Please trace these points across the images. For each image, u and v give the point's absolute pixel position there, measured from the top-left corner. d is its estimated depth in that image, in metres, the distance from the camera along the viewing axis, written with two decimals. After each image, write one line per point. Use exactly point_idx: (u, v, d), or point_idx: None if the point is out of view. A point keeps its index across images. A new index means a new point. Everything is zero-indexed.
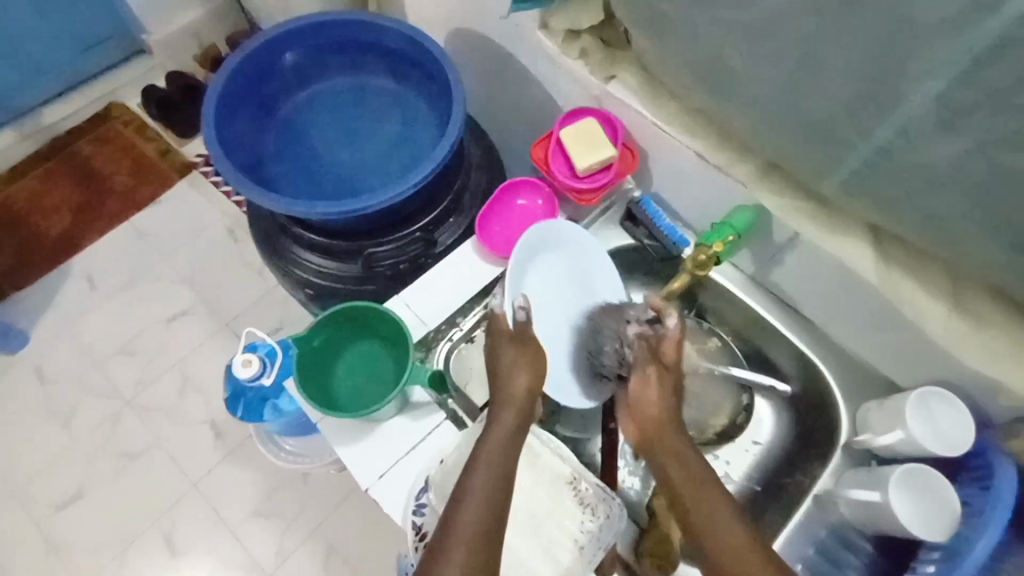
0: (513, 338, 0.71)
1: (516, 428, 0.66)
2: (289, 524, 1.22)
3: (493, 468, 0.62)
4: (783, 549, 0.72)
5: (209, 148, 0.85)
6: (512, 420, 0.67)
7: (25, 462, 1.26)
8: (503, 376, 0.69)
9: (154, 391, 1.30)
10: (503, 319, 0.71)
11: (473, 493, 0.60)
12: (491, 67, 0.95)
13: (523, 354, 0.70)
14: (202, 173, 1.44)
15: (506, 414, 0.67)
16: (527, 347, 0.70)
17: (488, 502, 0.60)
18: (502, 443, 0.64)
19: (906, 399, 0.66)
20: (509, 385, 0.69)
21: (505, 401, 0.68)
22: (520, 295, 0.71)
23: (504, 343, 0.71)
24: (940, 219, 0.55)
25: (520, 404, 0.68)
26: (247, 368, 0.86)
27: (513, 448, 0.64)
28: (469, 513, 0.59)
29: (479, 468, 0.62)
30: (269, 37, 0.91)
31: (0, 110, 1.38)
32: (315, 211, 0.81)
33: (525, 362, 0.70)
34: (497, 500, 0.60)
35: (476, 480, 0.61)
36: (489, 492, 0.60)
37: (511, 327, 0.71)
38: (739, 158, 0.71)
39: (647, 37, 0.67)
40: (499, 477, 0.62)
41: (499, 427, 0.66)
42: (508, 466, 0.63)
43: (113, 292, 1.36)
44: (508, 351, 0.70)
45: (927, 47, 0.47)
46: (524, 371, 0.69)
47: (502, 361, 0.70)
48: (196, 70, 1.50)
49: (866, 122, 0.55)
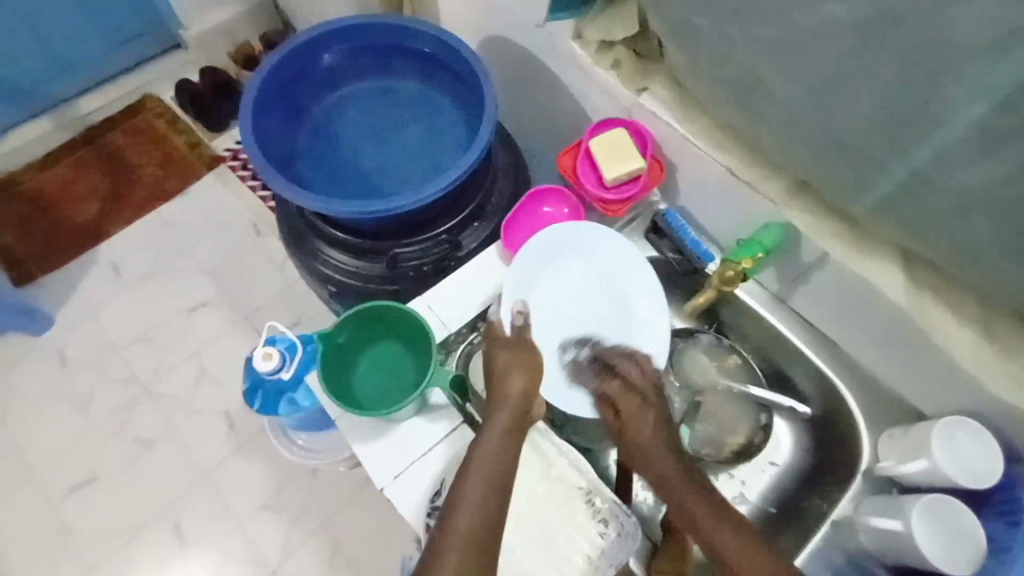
0: (507, 343, 0.72)
1: (509, 428, 0.66)
2: (297, 518, 1.23)
3: (487, 473, 0.63)
4: (802, 565, 0.71)
5: (242, 143, 0.87)
6: (506, 420, 0.67)
7: (43, 443, 1.28)
8: (498, 377, 0.70)
9: (171, 379, 1.32)
10: (501, 326, 0.74)
11: (468, 500, 0.61)
12: (521, 75, 0.96)
13: (517, 357, 0.71)
14: (229, 167, 1.47)
15: (500, 414, 0.67)
16: (523, 351, 0.72)
17: (481, 508, 0.61)
18: (497, 445, 0.65)
19: (933, 428, 0.65)
20: (505, 384, 0.69)
21: (501, 400, 0.68)
22: (518, 301, 0.75)
23: (497, 347, 0.72)
24: (974, 244, 0.54)
25: (514, 404, 0.68)
26: (266, 361, 0.89)
27: (507, 449, 0.65)
28: (462, 519, 0.60)
29: (472, 476, 0.63)
30: (306, 37, 0.93)
31: (39, 99, 1.42)
32: (343, 209, 0.82)
33: (519, 363, 0.71)
34: (489, 508, 0.61)
35: (470, 486, 0.62)
36: (483, 498, 0.61)
37: (508, 333, 0.73)
38: (769, 175, 0.71)
39: (681, 51, 0.67)
40: (492, 484, 0.62)
41: (490, 431, 0.66)
42: (503, 476, 0.63)
43: (137, 280, 1.39)
44: (503, 354, 0.72)
45: (968, 71, 0.47)
46: (518, 371, 0.70)
47: (496, 366, 0.71)
48: (229, 67, 1.53)
49: (904, 143, 0.54)
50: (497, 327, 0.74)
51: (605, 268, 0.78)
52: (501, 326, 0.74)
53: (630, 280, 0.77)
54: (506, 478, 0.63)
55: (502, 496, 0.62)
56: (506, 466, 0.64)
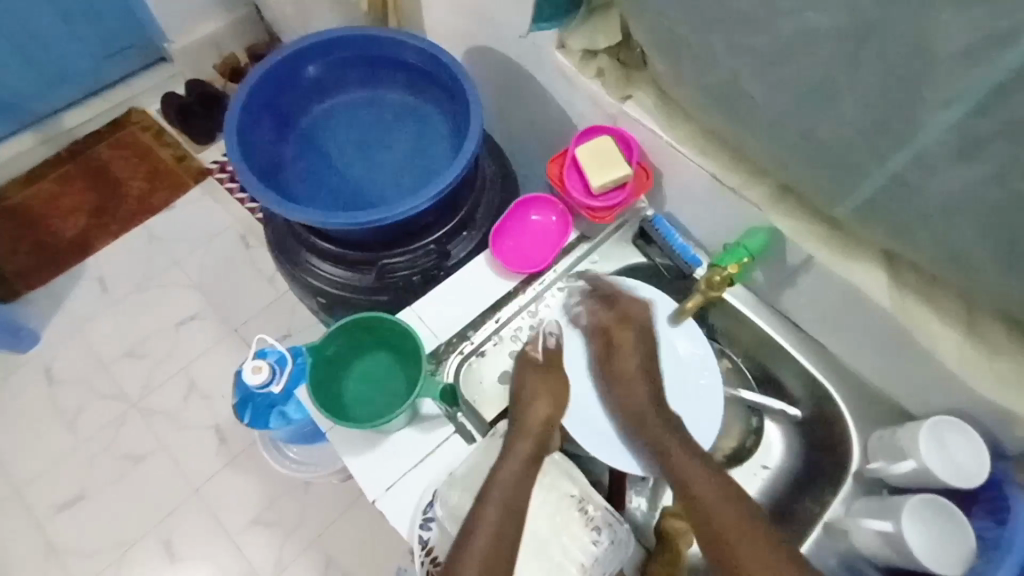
0: (536, 366, 0.76)
1: (529, 458, 0.69)
2: (290, 532, 1.22)
3: (502, 501, 0.67)
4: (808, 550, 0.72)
5: (229, 156, 0.87)
6: (526, 449, 0.70)
7: (29, 461, 1.26)
8: (524, 402, 0.73)
9: (161, 394, 1.30)
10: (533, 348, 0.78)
11: (484, 528, 0.65)
12: (508, 85, 0.97)
13: (544, 382, 0.75)
14: (217, 180, 1.46)
15: (524, 443, 0.70)
16: (550, 377, 0.76)
17: (495, 536, 0.65)
18: (515, 474, 0.68)
19: (920, 426, 0.65)
20: (529, 411, 0.72)
21: (523, 428, 0.71)
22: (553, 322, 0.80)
23: (527, 371, 0.76)
24: (956, 246, 0.55)
25: (536, 434, 0.71)
26: (256, 375, 0.88)
27: (526, 479, 0.68)
28: (479, 544, 0.65)
29: (491, 504, 0.66)
30: (292, 49, 0.93)
31: (22, 113, 1.40)
32: (331, 221, 0.82)
33: (547, 391, 0.74)
34: (505, 533, 0.65)
35: (486, 514, 0.66)
36: (498, 526, 0.65)
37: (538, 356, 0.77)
38: (754, 181, 0.72)
39: (664, 60, 0.68)
40: (508, 511, 0.66)
41: (510, 459, 0.69)
42: (517, 505, 0.67)
43: (124, 294, 1.37)
44: (531, 376, 0.75)
45: (945, 76, 0.48)
46: (543, 399, 0.73)
47: (523, 388, 0.74)
48: (216, 80, 1.53)
49: (883, 149, 0.55)
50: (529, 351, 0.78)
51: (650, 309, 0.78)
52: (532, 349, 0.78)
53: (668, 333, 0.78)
54: (519, 505, 0.67)
55: (517, 523, 0.66)
56: (522, 496, 0.67)
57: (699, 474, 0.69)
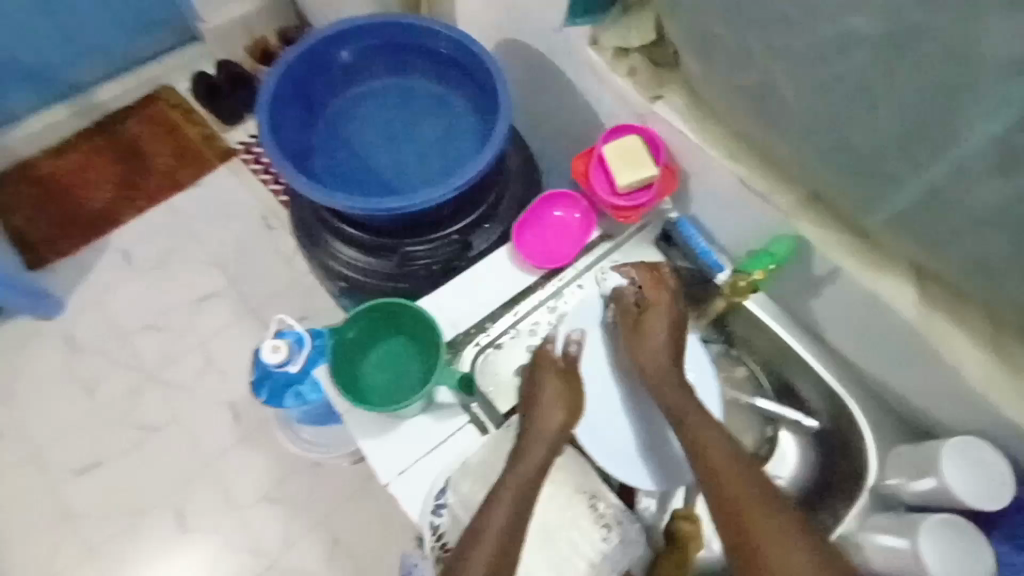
0: (557, 371, 0.74)
1: (541, 464, 0.68)
2: (298, 511, 1.23)
3: (512, 505, 0.65)
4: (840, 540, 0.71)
5: (260, 136, 0.88)
6: (540, 455, 0.68)
7: (49, 426, 1.29)
8: (540, 410, 0.71)
9: (178, 368, 1.33)
10: (552, 350, 0.76)
11: (491, 530, 0.63)
12: (538, 80, 0.97)
13: (564, 388, 0.73)
14: (242, 160, 1.48)
15: (535, 449, 0.69)
16: (568, 385, 0.73)
17: (500, 546, 0.63)
18: (527, 479, 0.67)
19: (945, 445, 0.65)
20: (546, 419, 0.71)
21: (534, 437, 0.70)
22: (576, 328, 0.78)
23: (548, 376, 0.73)
24: (989, 262, 0.55)
25: (550, 441, 0.70)
26: (275, 354, 0.90)
27: (536, 486, 0.67)
28: (482, 555, 0.63)
29: (497, 510, 0.64)
30: (327, 33, 0.94)
31: (56, 86, 1.43)
32: (357, 206, 0.83)
33: (563, 399, 0.72)
34: (511, 537, 0.63)
35: (494, 517, 0.64)
36: (505, 535, 0.63)
37: (559, 358, 0.75)
38: (782, 188, 0.71)
39: (699, 61, 0.68)
40: (515, 522, 0.64)
41: (522, 467, 0.67)
42: (524, 517, 0.64)
43: (147, 268, 1.40)
44: (549, 383, 0.73)
45: (992, 91, 0.47)
46: (561, 409, 0.71)
47: (542, 394, 0.72)
48: (246, 61, 1.55)
49: (919, 160, 0.54)
50: (548, 349, 0.76)
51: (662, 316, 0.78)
52: (552, 347, 0.76)
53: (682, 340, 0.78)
54: (527, 516, 0.65)
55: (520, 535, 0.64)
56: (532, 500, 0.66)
57: (733, 463, 0.65)
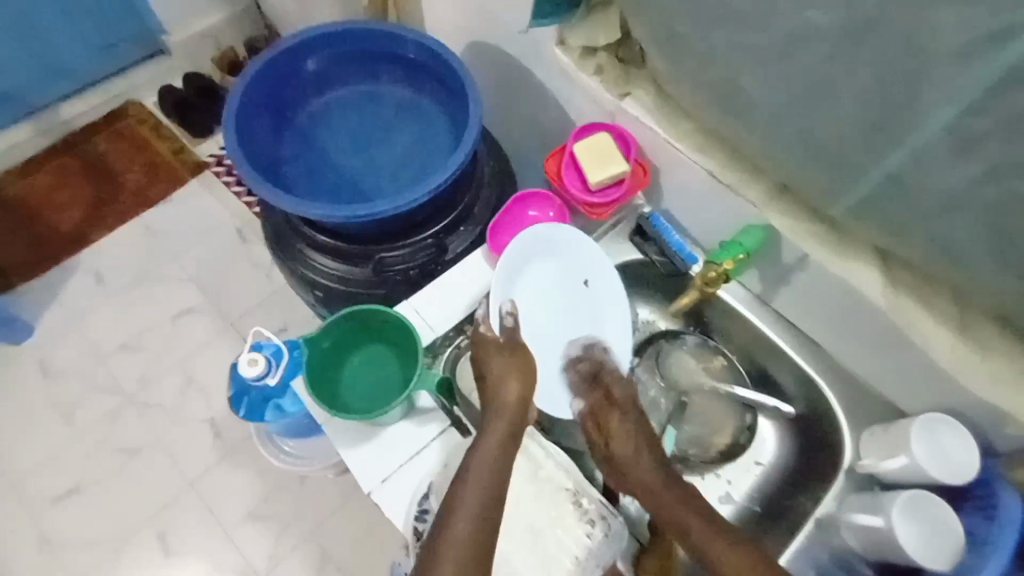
0: (500, 348, 0.72)
1: (506, 439, 0.67)
2: (285, 526, 1.22)
3: (482, 483, 0.64)
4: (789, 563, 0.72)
5: (227, 146, 0.86)
6: (503, 429, 0.68)
7: (24, 454, 1.26)
8: (493, 386, 0.70)
9: (157, 388, 1.30)
10: (492, 328, 0.73)
11: (463, 509, 0.62)
12: (507, 81, 0.97)
13: (512, 363, 0.71)
14: (214, 174, 1.46)
15: (498, 424, 0.68)
16: (515, 356, 0.71)
17: (478, 519, 0.62)
18: (494, 452, 0.66)
19: (914, 423, 0.66)
20: (501, 393, 0.70)
21: (498, 410, 0.69)
22: (507, 301, 0.73)
23: (491, 355, 0.72)
24: (947, 243, 0.56)
25: (513, 414, 0.69)
26: (253, 367, 0.88)
27: (505, 461, 0.65)
28: (460, 529, 0.61)
29: (468, 486, 0.63)
30: (293, 41, 0.93)
31: (18, 105, 1.39)
32: (328, 213, 0.82)
33: (514, 371, 0.71)
34: (486, 512, 0.62)
35: (466, 496, 0.63)
36: (481, 509, 0.62)
37: (500, 336, 0.72)
38: (749, 178, 0.72)
39: (663, 57, 0.68)
40: (487, 495, 0.63)
41: (485, 444, 0.66)
42: (499, 487, 0.64)
43: (121, 287, 1.37)
44: (498, 361, 0.71)
45: (939, 75, 0.48)
46: (513, 381, 0.70)
47: (490, 372, 0.71)
48: (214, 73, 1.53)
49: (879, 147, 0.56)
50: (486, 332, 0.73)
51: (585, 277, 0.78)
52: (490, 330, 0.73)
53: (601, 298, 0.78)
54: (501, 489, 0.64)
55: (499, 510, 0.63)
56: (503, 475, 0.65)
57: (685, 514, 0.66)
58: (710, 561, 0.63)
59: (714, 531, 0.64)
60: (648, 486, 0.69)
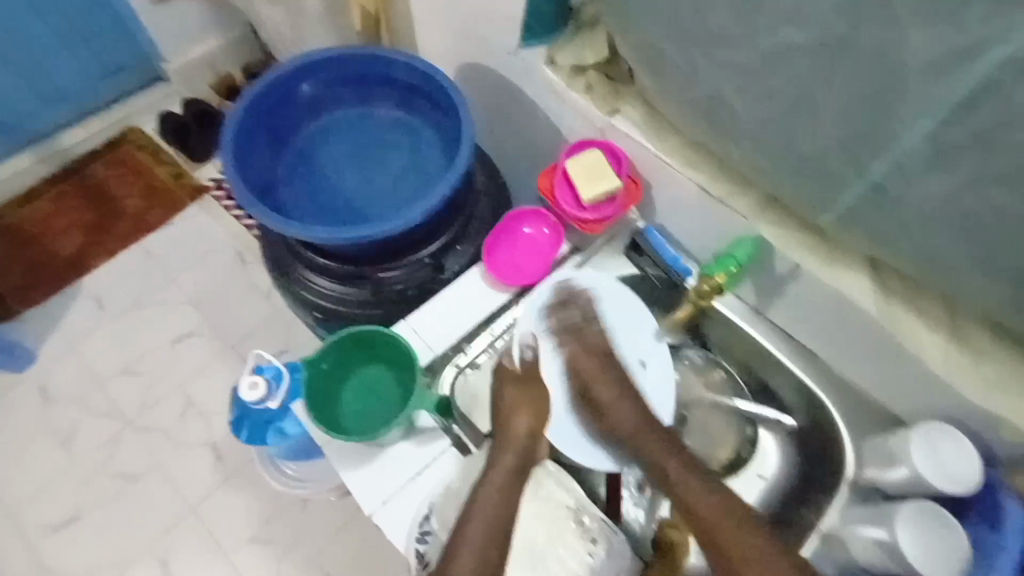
0: (515, 378, 0.73)
1: (514, 470, 0.69)
2: (288, 550, 1.21)
3: (485, 522, 0.66)
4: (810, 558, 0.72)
5: (225, 173, 0.88)
6: (511, 461, 0.69)
7: (24, 482, 1.25)
8: (504, 415, 0.71)
9: (158, 412, 1.30)
10: (510, 361, 0.74)
11: (468, 543, 0.65)
12: (498, 101, 0.98)
13: (524, 394, 0.72)
14: (213, 198, 1.47)
15: (506, 455, 0.69)
16: (529, 387, 0.72)
17: (481, 558, 0.65)
18: (500, 487, 0.68)
19: (912, 434, 0.66)
20: (510, 426, 0.71)
21: (507, 443, 0.70)
22: (529, 334, 0.74)
23: (505, 383, 0.73)
24: (935, 253, 0.57)
25: (521, 446, 0.70)
26: (254, 390, 0.88)
27: (512, 493, 0.68)
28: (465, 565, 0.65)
29: (473, 523, 0.66)
30: (287, 68, 0.94)
31: (20, 134, 1.41)
32: (326, 236, 0.83)
33: (527, 401, 0.72)
34: (491, 547, 0.65)
35: (470, 531, 0.66)
36: (482, 544, 0.65)
37: (517, 368, 0.74)
38: (739, 193, 0.73)
39: (649, 75, 0.69)
40: (491, 529, 0.66)
41: (495, 473, 0.68)
42: (504, 516, 0.67)
43: (120, 312, 1.38)
44: (511, 389, 0.73)
45: (917, 89, 0.49)
46: (525, 412, 0.71)
47: (503, 402, 0.72)
48: (212, 98, 1.55)
49: (862, 160, 0.56)
50: (507, 364, 0.75)
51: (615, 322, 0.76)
52: (510, 362, 0.75)
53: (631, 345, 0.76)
54: (507, 522, 0.67)
55: (503, 544, 0.66)
56: (509, 508, 0.67)
57: (695, 488, 0.69)
58: (719, 548, 0.66)
59: (720, 512, 0.67)
60: (640, 441, 0.71)
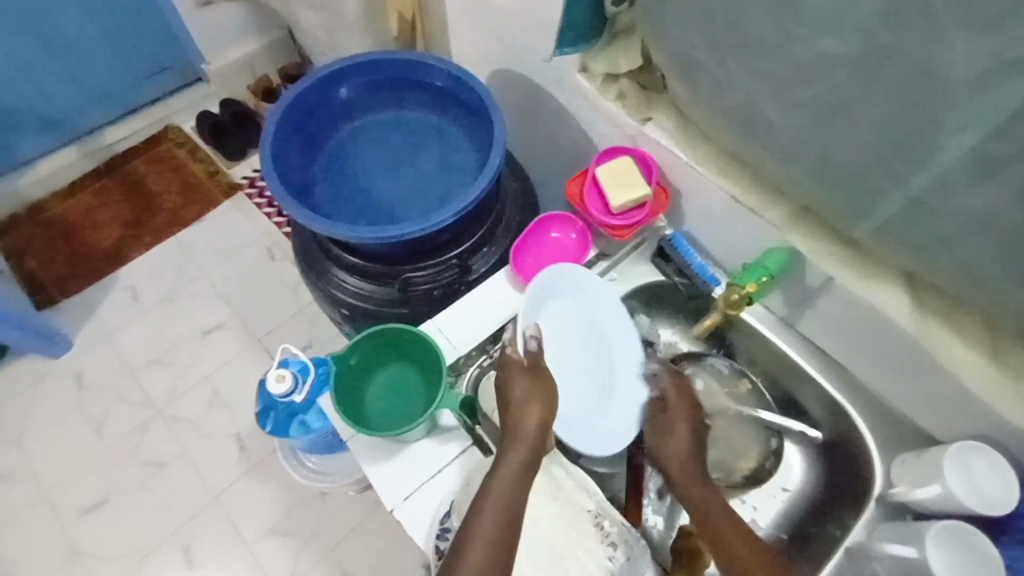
0: (524, 370, 0.72)
1: (524, 465, 0.67)
2: (306, 542, 1.22)
3: (499, 511, 0.64)
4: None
5: (263, 171, 0.90)
6: (522, 456, 0.67)
7: (57, 464, 1.29)
8: (516, 408, 0.70)
9: (186, 402, 1.34)
10: (517, 351, 0.74)
11: (479, 536, 0.62)
12: (530, 106, 1.00)
13: (536, 387, 0.71)
14: (246, 195, 1.51)
15: (517, 450, 0.68)
16: (540, 380, 0.72)
17: (490, 550, 0.61)
18: (512, 481, 0.65)
19: (945, 451, 0.65)
20: (522, 418, 0.70)
21: (517, 436, 0.69)
22: (532, 325, 0.75)
23: (516, 375, 0.72)
24: (974, 267, 0.56)
25: (532, 441, 0.69)
26: (280, 384, 0.90)
27: (523, 486, 0.66)
28: (472, 558, 0.61)
29: (485, 513, 0.63)
30: (326, 71, 0.97)
31: (69, 129, 1.48)
32: (357, 234, 0.85)
33: (538, 395, 0.71)
34: (503, 541, 0.62)
35: (481, 523, 0.63)
36: (496, 535, 0.62)
37: (525, 358, 0.73)
38: (771, 202, 0.73)
39: (683, 83, 0.70)
40: (504, 521, 0.63)
41: (506, 466, 0.66)
42: (517, 510, 0.64)
43: (154, 304, 1.42)
44: (521, 382, 0.71)
45: (960, 101, 0.49)
46: (536, 405, 0.70)
47: (513, 394, 0.71)
48: (249, 99, 1.60)
49: (900, 171, 0.56)
50: (511, 353, 0.74)
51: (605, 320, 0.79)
52: (515, 352, 0.74)
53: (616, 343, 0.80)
54: (519, 516, 0.64)
55: (512, 536, 0.63)
56: (520, 501, 0.65)
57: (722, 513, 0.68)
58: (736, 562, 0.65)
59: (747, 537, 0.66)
60: (684, 465, 0.72)
